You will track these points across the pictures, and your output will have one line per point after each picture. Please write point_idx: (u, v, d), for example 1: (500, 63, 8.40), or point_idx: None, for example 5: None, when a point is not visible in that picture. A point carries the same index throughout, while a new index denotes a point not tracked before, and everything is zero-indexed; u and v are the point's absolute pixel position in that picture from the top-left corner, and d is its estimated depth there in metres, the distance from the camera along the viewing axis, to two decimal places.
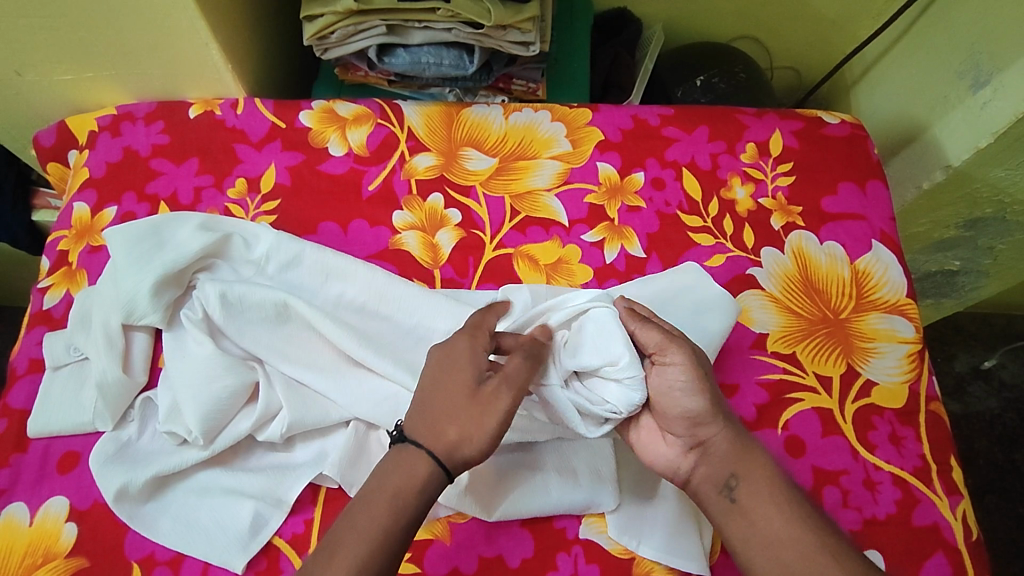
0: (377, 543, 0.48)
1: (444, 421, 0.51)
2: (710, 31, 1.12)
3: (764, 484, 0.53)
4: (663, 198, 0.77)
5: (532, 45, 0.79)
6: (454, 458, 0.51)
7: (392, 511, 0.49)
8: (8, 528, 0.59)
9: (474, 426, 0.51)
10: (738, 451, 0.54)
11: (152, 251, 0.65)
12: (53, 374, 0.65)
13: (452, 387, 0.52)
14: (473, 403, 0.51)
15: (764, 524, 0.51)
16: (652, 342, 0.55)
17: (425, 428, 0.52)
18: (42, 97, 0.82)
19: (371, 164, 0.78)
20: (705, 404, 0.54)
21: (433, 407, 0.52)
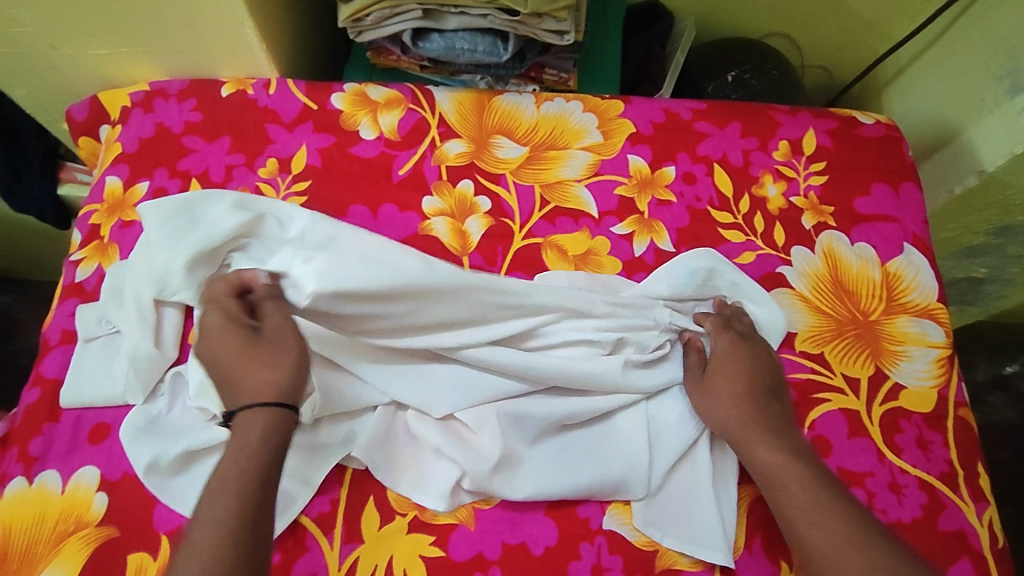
0: (236, 500, 0.50)
1: (254, 374, 0.57)
2: (740, 27, 1.10)
3: (776, 471, 0.57)
4: (693, 193, 0.77)
5: (566, 34, 0.77)
6: (282, 392, 0.56)
7: (242, 465, 0.52)
8: (41, 495, 0.60)
9: (279, 363, 0.57)
10: (757, 440, 0.59)
11: (186, 228, 0.66)
12: (86, 345, 0.66)
13: (227, 349, 0.58)
14: (259, 348, 0.58)
15: (788, 505, 0.56)
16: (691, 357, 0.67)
17: (244, 389, 0.56)
18: (75, 70, 0.82)
19: (402, 149, 0.78)
20: (709, 412, 0.63)
21: (231, 375, 0.57)
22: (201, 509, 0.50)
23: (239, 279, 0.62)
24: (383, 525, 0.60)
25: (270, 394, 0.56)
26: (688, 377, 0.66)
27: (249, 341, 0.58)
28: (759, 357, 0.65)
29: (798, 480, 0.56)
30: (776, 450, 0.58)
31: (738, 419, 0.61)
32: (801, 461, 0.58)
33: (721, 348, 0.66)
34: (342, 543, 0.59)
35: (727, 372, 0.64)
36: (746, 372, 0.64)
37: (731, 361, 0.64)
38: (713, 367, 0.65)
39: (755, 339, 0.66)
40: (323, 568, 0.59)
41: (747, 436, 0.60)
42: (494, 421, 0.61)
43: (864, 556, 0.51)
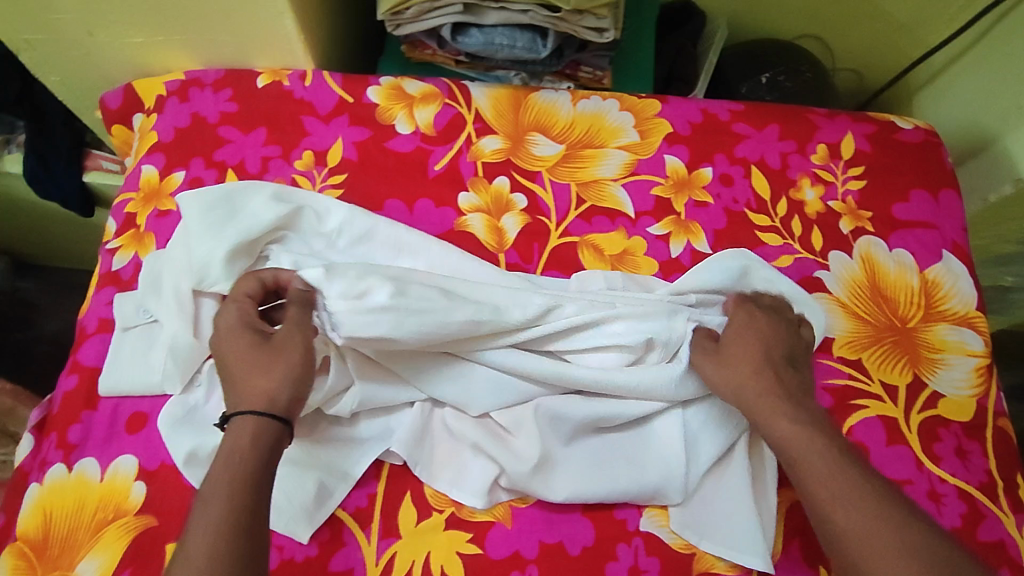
0: (230, 513, 0.47)
1: (251, 380, 0.53)
2: (773, 28, 1.09)
3: (797, 447, 0.54)
4: (731, 194, 0.76)
5: (606, 32, 0.76)
6: (275, 402, 0.52)
7: (233, 471, 0.49)
8: (80, 482, 0.61)
9: (279, 370, 0.53)
10: (776, 413, 0.56)
11: (226, 219, 0.65)
12: (124, 334, 0.66)
13: (235, 351, 0.55)
14: (262, 354, 0.54)
15: (811, 481, 0.53)
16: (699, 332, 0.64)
17: (238, 395, 0.53)
18: (110, 58, 0.82)
19: (438, 144, 0.77)
20: (725, 382, 0.60)
21: (231, 377, 0.54)
22: (195, 515, 0.47)
23: (274, 279, 0.60)
24: (420, 521, 0.60)
25: (257, 403, 0.52)
26: (698, 349, 0.63)
27: (258, 345, 0.55)
28: (779, 330, 0.62)
29: (822, 457, 0.53)
30: (797, 425, 0.55)
31: (757, 391, 0.58)
32: (826, 437, 0.54)
33: (738, 320, 0.64)
34: (380, 538, 0.60)
35: (743, 343, 0.61)
36: (765, 344, 0.61)
37: (747, 333, 0.62)
38: (727, 338, 0.62)
39: (774, 311, 0.64)
40: (360, 563, 0.59)
41: (767, 409, 0.57)
42: (531, 421, 0.61)
43: (895, 533, 0.49)
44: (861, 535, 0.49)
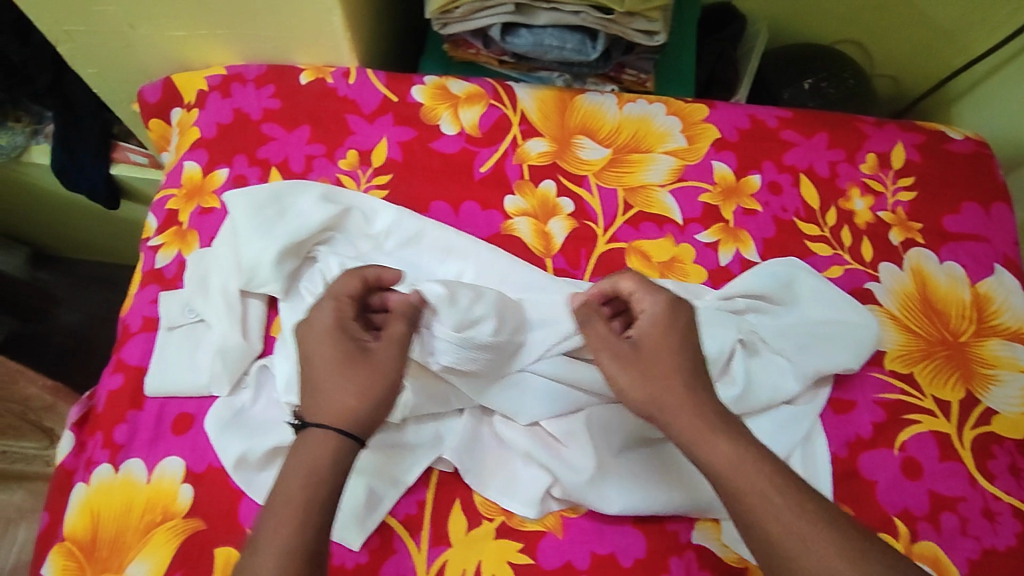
0: (300, 525, 0.47)
1: (340, 394, 0.52)
2: (813, 32, 1.08)
3: (739, 474, 0.50)
4: (780, 203, 0.75)
5: (656, 35, 0.74)
6: (357, 423, 0.52)
7: (307, 492, 0.49)
8: (128, 483, 0.61)
9: (370, 391, 0.53)
10: (706, 436, 0.51)
11: (275, 219, 0.64)
12: (169, 333, 0.65)
13: (329, 359, 0.54)
14: (357, 368, 0.53)
15: (754, 513, 0.48)
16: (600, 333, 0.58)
17: (320, 407, 0.52)
18: (149, 50, 0.81)
19: (483, 145, 0.76)
20: (645, 394, 0.54)
21: (320, 382, 0.53)
22: (261, 534, 0.47)
23: (378, 279, 0.59)
24: (471, 529, 0.60)
25: (341, 421, 0.52)
26: (610, 353, 0.56)
27: (354, 358, 0.54)
28: (685, 323, 0.57)
29: (769, 487, 0.49)
30: (732, 445, 0.51)
31: (685, 407, 0.53)
32: (764, 463, 0.50)
33: (648, 316, 0.58)
34: (430, 545, 0.59)
35: (662, 349, 0.55)
36: (671, 345, 0.56)
37: (661, 333, 0.56)
38: (645, 339, 0.56)
39: (681, 303, 0.59)
40: (411, 570, 0.59)
41: (698, 430, 0.52)
42: (583, 431, 0.61)
43: (852, 569, 0.46)
44: (816, 573, 0.46)
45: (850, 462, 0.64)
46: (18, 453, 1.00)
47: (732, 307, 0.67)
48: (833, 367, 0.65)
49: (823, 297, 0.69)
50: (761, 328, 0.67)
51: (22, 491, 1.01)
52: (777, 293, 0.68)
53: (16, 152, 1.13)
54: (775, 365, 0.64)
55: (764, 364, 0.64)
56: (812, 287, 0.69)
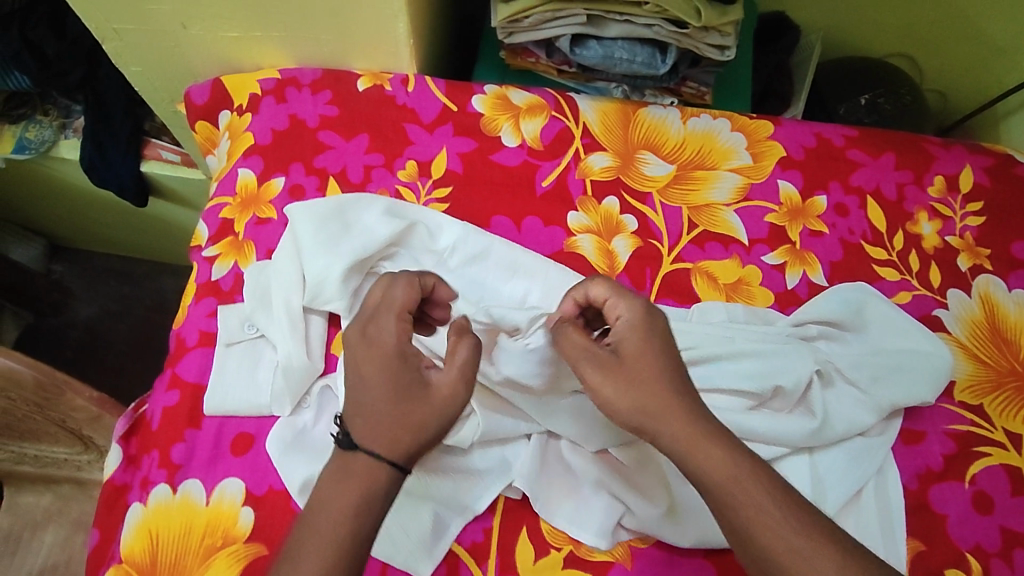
0: (342, 549, 0.46)
1: (393, 424, 0.48)
2: (864, 45, 1.07)
3: (733, 487, 0.47)
4: (846, 225, 0.74)
5: (728, 50, 0.73)
6: (410, 456, 0.48)
7: (349, 520, 0.46)
8: (186, 505, 0.59)
9: (424, 424, 0.48)
10: (697, 448, 0.49)
11: (340, 234, 0.63)
12: (227, 350, 0.64)
13: (387, 383, 0.49)
14: (417, 399, 0.48)
15: (748, 527, 0.47)
16: (571, 346, 0.54)
17: (372, 436, 0.48)
18: (199, 51, 0.78)
19: (545, 159, 0.74)
20: (632, 407, 0.50)
21: (372, 406, 0.48)
22: (297, 556, 0.45)
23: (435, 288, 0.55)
24: (539, 558, 0.59)
25: (392, 452, 0.48)
26: (592, 361, 0.52)
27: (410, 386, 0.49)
28: (657, 327, 0.53)
29: (752, 500, 0.47)
30: (725, 450, 0.49)
31: (673, 418, 0.50)
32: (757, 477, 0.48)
33: (625, 322, 0.54)
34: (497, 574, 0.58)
35: (643, 357, 0.52)
36: (649, 351, 0.52)
37: (643, 339, 0.52)
38: (628, 344, 0.52)
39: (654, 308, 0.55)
40: None
41: (690, 443, 0.49)
42: (655, 459, 0.60)
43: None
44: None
45: (921, 495, 0.63)
46: (48, 457, 0.95)
47: (805, 334, 0.66)
48: (908, 400, 0.64)
49: (895, 325, 0.68)
50: (836, 358, 0.66)
51: (49, 495, 0.99)
52: (850, 321, 0.67)
53: (44, 147, 1.09)
54: (849, 397, 0.64)
55: (839, 396, 0.64)
56: (885, 315, 0.68)
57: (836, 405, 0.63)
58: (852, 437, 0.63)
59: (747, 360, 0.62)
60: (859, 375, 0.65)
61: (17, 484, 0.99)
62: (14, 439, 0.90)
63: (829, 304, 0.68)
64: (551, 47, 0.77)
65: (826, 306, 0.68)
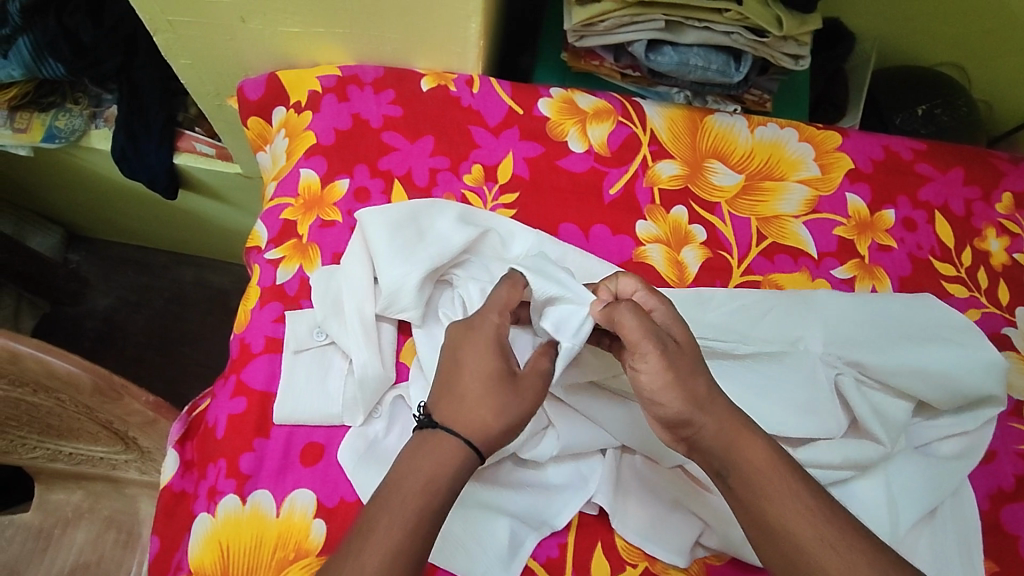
0: (412, 526, 0.46)
1: (483, 409, 0.50)
2: (915, 53, 1.06)
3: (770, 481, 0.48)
4: (915, 240, 0.73)
5: (802, 59, 0.72)
6: (487, 444, 0.51)
7: (425, 492, 0.47)
8: (256, 516, 0.58)
9: (510, 417, 0.51)
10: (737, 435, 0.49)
11: (415, 241, 0.62)
12: (295, 357, 0.62)
13: (486, 372, 0.51)
14: (510, 392, 0.51)
15: (814, 536, 0.46)
16: (631, 336, 0.50)
17: (461, 416, 0.50)
18: (255, 46, 0.76)
19: (613, 165, 0.73)
20: (684, 396, 0.49)
21: (463, 388, 0.51)
22: (367, 528, 0.45)
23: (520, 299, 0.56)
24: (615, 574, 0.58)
25: (475, 435, 0.50)
26: (659, 347, 0.49)
27: (505, 379, 0.52)
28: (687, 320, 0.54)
29: (797, 496, 0.47)
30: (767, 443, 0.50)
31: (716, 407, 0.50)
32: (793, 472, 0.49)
33: (662, 314, 0.53)
34: None
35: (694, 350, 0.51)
36: (693, 344, 0.52)
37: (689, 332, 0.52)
38: (677, 332, 0.52)
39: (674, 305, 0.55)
40: None
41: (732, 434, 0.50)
42: None
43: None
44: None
45: (993, 515, 0.63)
46: (84, 455, 0.82)
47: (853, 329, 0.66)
48: (945, 397, 0.63)
49: (933, 312, 0.68)
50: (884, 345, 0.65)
51: (81, 492, 0.87)
52: (898, 318, 0.67)
53: (75, 136, 1.06)
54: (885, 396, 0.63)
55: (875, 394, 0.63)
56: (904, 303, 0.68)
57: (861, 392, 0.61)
58: (910, 450, 0.63)
59: (791, 370, 0.62)
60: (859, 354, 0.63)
61: (47, 481, 0.87)
62: (48, 435, 0.78)
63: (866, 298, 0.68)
64: (619, 51, 0.76)
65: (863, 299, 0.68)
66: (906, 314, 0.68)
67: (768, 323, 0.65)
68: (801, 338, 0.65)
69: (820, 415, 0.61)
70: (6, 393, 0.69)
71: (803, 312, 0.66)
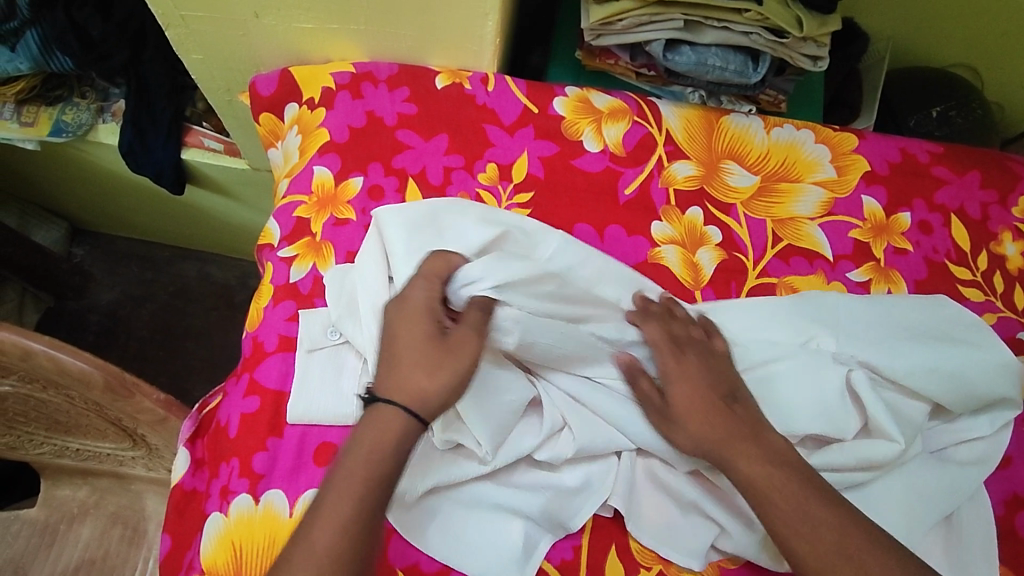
0: (358, 501, 0.47)
1: (415, 373, 0.51)
2: (929, 54, 1.05)
3: (772, 486, 0.51)
4: (931, 243, 0.73)
5: (820, 61, 0.72)
6: (426, 408, 0.51)
7: (372, 465, 0.48)
8: (270, 516, 0.57)
9: (444, 377, 0.51)
10: (739, 451, 0.53)
11: (434, 242, 0.61)
12: (309, 356, 0.62)
13: (414, 338, 0.52)
14: (438, 352, 0.52)
15: None
16: (640, 393, 0.58)
17: (394, 383, 0.51)
18: (268, 42, 0.75)
19: (628, 165, 0.72)
20: (688, 442, 0.55)
21: (394, 356, 0.52)
22: (319, 507, 0.47)
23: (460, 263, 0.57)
24: None
25: (408, 399, 0.50)
26: (650, 403, 0.58)
27: (435, 340, 0.52)
28: (717, 370, 0.58)
29: None
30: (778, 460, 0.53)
31: (721, 441, 0.54)
32: None
33: (674, 370, 0.58)
34: None
35: (696, 397, 0.56)
36: (706, 394, 0.56)
37: (691, 389, 0.56)
38: (674, 392, 0.57)
39: (712, 354, 0.59)
40: None
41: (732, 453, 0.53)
42: None
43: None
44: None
45: (1008, 520, 0.63)
46: (91, 451, 0.81)
47: (871, 333, 0.65)
48: (959, 399, 0.62)
49: (952, 314, 0.68)
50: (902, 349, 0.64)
51: (87, 487, 0.86)
52: (915, 320, 0.67)
53: (82, 131, 1.05)
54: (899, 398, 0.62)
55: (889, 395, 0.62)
56: (922, 306, 0.68)
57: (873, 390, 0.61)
58: (927, 455, 0.63)
59: (804, 372, 0.62)
60: (872, 354, 0.63)
61: (53, 476, 0.86)
62: (56, 431, 0.77)
63: (882, 299, 0.68)
64: (635, 50, 0.75)
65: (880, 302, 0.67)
66: (927, 317, 0.67)
67: (780, 322, 0.65)
68: (816, 338, 0.64)
69: (835, 418, 0.60)
70: (14, 389, 0.68)
71: (820, 312, 0.66)
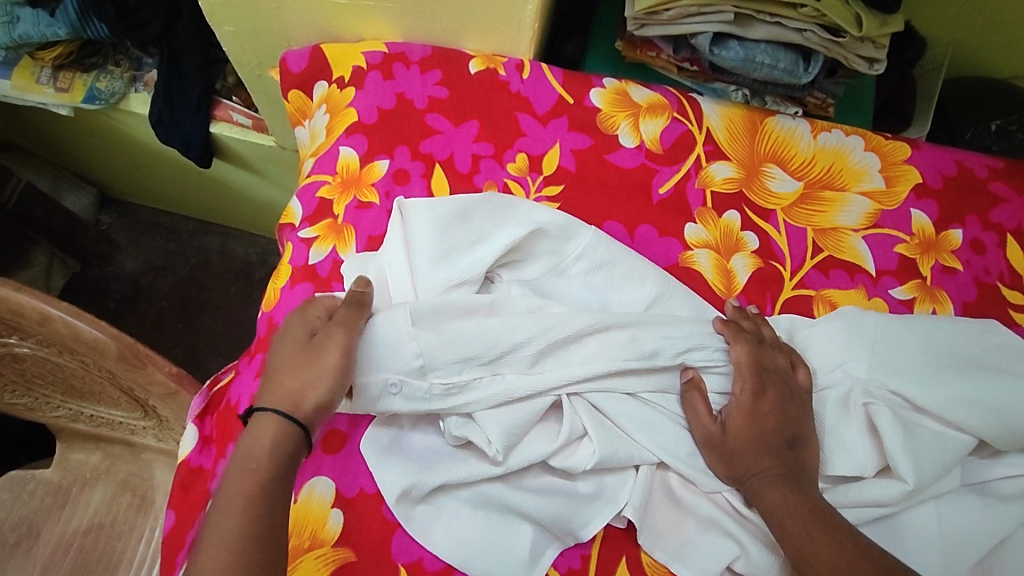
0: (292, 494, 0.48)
1: (282, 377, 0.52)
2: (989, 64, 0.99)
3: (790, 514, 0.52)
4: (982, 264, 0.69)
5: (877, 63, 0.68)
6: (301, 408, 0.51)
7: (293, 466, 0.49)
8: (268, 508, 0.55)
9: (312, 372, 0.52)
10: (767, 480, 0.54)
11: (465, 245, 0.60)
12: None
13: (291, 346, 0.54)
14: (304, 355, 0.53)
15: None
16: (703, 428, 0.57)
17: (270, 396, 0.52)
18: (301, 17, 0.73)
19: (664, 163, 0.69)
20: (729, 474, 0.56)
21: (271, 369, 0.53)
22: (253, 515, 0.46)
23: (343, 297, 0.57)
24: None
25: (285, 405, 0.51)
26: (703, 435, 0.57)
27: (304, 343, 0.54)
28: (792, 412, 0.57)
29: None
30: (797, 493, 0.53)
31: (759, 472, 0.55)
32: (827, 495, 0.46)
33: (737, 407, 0.57)
34: None
35: (751, 434, 0.56)
36: (771, 436, 0.56)
37: (748, 427, 0.56)
38: (732, 422, 0.57)
39: (792, 394, 0.58)
40: None
41: (759, 485, 0.55)
42: None
43: None
44: None
45: None
46: (104, 418, 0.81)
47: (913, 361, 0.61)
48: (1001, 434, 0.58)
49: (1003, 343, 0.63)
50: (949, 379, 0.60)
51: (99, 453, 0.86)
52: (963, 346, 0.63)
53: (114, 99, 1.05)
54: (928, 432, 0.58)
55: (918, 432, 0.57)
56: (969, 334, 0.63)
57: (894, 423, 0.57)
58: (965, 489, 0.59)
59: (832, 401, 0.60)
60: (902, 382, 0.59)
61: (66, 438, 0.86)
62: (71, 396, 0.77)
63: (926, 322, 0.64)
64: (678, 42, 0.72)
65: (925, 328, 0.63)
66: (975, 346, 0.63)
67: (813, 345, 0.62)
68: (852, 361, 0.61)
69: (865, 444, 0.58)
70: (32, 352, 0.68)
71: (862, 333, 0.62)
